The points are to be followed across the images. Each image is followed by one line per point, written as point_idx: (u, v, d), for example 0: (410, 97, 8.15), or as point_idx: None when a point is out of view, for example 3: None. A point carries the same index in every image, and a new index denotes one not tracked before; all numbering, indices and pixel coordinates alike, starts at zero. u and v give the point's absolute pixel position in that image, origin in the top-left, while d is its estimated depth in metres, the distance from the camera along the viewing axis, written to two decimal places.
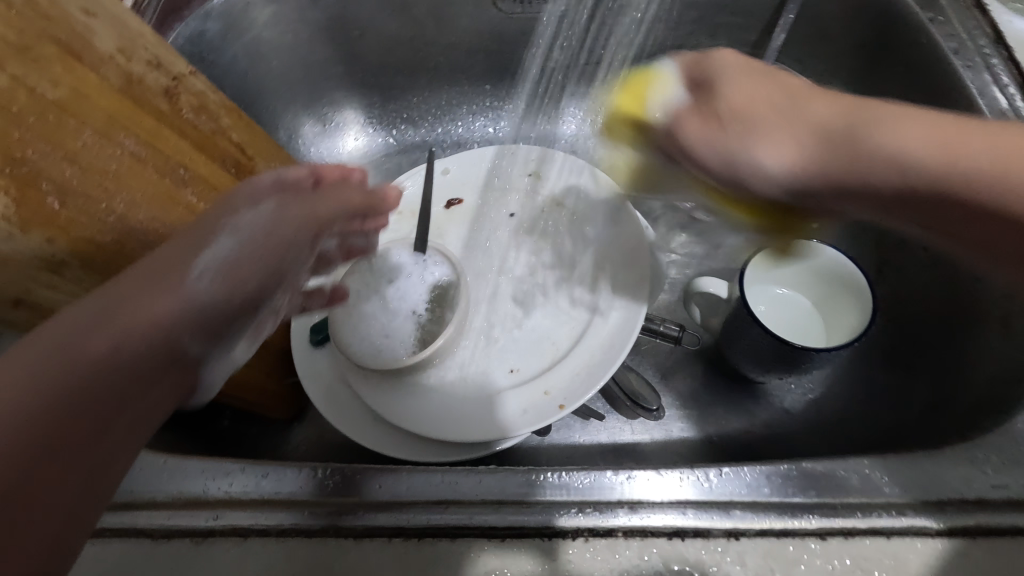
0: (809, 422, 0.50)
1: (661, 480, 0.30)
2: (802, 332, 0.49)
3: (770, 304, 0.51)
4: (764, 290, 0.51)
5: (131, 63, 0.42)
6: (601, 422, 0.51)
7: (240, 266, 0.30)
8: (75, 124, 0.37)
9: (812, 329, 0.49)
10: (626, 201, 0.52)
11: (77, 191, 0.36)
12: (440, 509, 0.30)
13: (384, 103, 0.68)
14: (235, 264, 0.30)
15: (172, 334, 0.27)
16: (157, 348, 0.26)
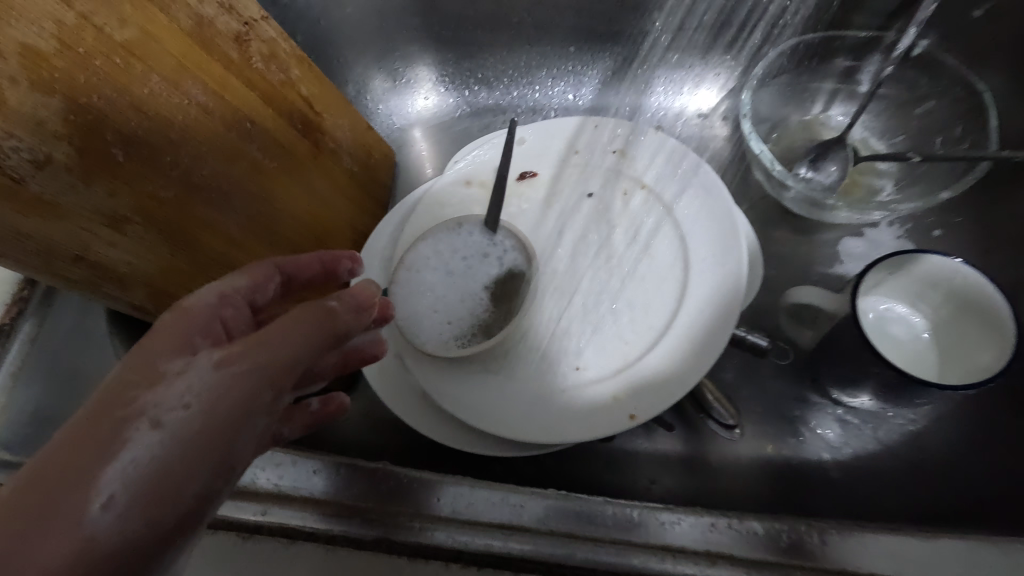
0: (905, 460, 0.44)
1: (738, 534, 0.30)
2: (915, 359, 0.43)
3: (881, 321, 0.45)
4: (876, 305, 0.45)
5: (203, 4, 0.38)
6: (669, 433, 0.47)
7: (167, 469, 0.23)
8: (143, 69, 0.33)
9: (926, 356, 0.43)
10: (723, 189, 0.46)
11: (141, 141, 0.34)
12: (502, 536, 0.28)
13: (459, 60, 0.63)
14: (157, 470, 0.23)
15: None
16: None
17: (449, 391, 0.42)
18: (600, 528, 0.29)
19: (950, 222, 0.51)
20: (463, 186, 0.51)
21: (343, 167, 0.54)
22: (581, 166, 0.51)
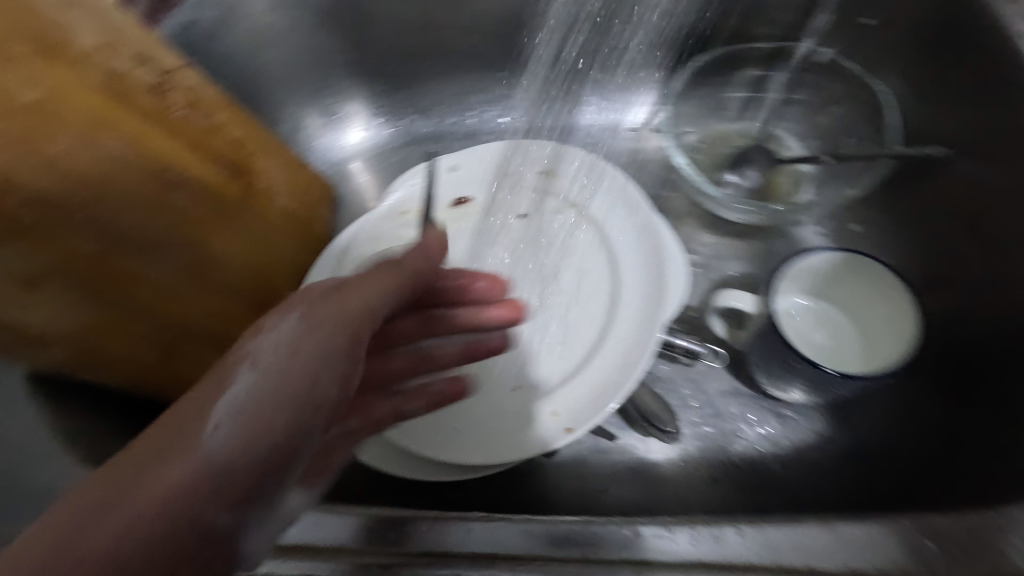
0: (838, 450, 0.46)
1: (714, 540, 0.29)
2: (836, 354, 0.46)
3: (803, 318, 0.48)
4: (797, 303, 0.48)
5: (118, 58, 0.40)
6: (613, 442, 0.48)
7: (260, 408, 0.29)
8: (55, 128, 0.34)
9: (846, 350, 0.46)
10: (646, 203, 0.48)
11: (56, 200, 0.34)
12: (439, 565, 0.30)
13: (393, 93, 0.64)
14: (255, 406, 0.29)
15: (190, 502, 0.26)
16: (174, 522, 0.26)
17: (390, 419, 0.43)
18: (579, 548, 0.29)
19: (868, 217, 0.53)
20: (399, 216, 0.52)
21: (278, 207, 0.54)
22: (512, 189, 0.52)
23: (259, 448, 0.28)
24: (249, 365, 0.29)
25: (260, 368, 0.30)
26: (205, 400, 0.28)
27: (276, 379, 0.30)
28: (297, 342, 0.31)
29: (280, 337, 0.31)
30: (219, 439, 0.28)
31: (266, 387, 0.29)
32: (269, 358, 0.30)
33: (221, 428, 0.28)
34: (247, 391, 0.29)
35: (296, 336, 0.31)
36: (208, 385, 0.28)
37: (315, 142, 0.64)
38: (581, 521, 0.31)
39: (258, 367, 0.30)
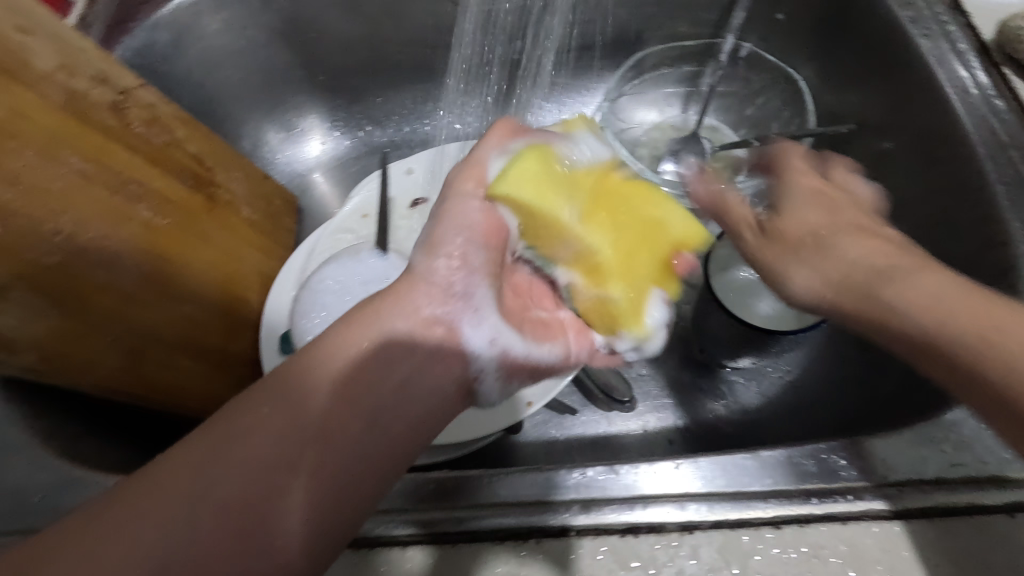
0: (784, 406, 0.49)
1: (661, 471, 0.30)
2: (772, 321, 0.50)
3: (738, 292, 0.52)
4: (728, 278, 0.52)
5: (74, 78, 0.42)
6: (576, 417, 0.51)
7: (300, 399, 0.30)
8: (15, 145, 0.36)
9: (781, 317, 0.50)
10: None
11: (20, 211, 0.35)
12: (407, 518, 0.31)
13: (348, 105, 0.67)
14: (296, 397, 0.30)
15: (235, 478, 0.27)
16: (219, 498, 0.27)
17: None
18: (515, 494, 0.30)
19: None
20: (360, 219, 0.55)
21: (242, 217, 0.56)
22: None
23: (346, 439, 0.30)
24: (324, 364, 0.31)
25: (332, 369, 0.31)
26: (273, 398, 0.29)
27: (349, 376, 0.31)
28: (370, 340, 0.32)
29: (338, 340, 0.32)
30: (303, 431, 0.29)
31: (354, 385, 0.31)
32: (351, 357, 0.31)
33: (302, 424, 0.29)
34: (323, 387, 0.30)
35: (364, 335, 0.32)
36: (292, 385, 0.30)
37: (276, 157, 0.66)
38: (510, 472, 0.31)
39: (328, 366, 0.31)
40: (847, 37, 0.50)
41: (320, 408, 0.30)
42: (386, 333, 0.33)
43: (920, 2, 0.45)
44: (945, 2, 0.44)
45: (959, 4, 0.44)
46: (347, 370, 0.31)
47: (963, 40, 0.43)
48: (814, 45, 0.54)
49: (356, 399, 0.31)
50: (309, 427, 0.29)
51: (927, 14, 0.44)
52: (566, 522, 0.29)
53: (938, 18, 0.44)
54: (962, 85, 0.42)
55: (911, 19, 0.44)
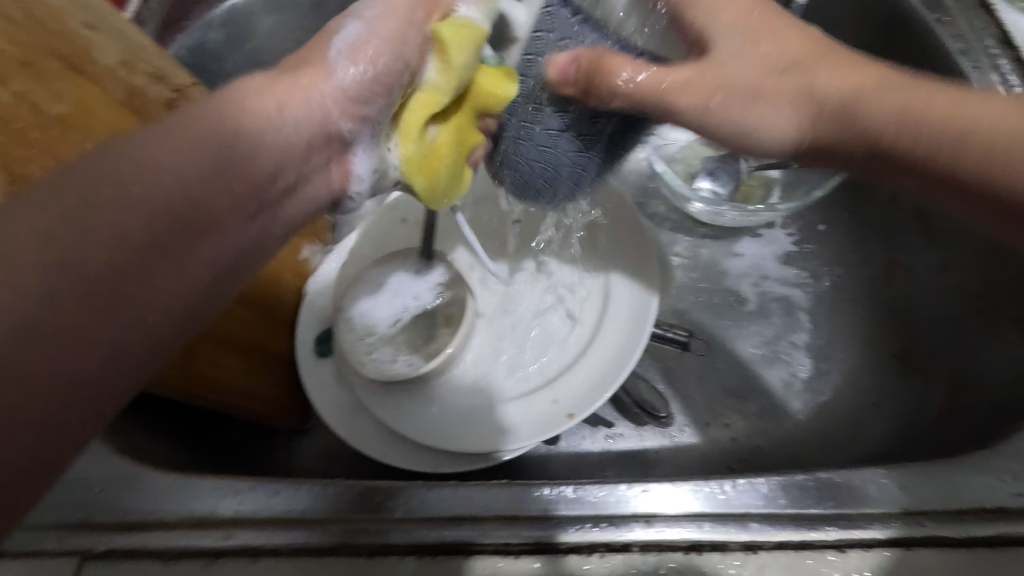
0: (819, 426, 0.50)
1: (676, 493, 0.30)
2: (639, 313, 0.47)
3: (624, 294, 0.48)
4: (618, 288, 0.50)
5: (134, 75, 0.39)
6: (610, 429, 0.51)
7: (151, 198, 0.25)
8: (79, 138, 0.35)
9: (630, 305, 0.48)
10: (639, 215, 0.51)
11: None
12: (454, 526, 0.30)
13: None
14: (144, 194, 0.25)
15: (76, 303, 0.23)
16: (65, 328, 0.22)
17: (397, 414, 0.45)
18: (568, 505, 0.30)
19: (833, 217, 0.56)
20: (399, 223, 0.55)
21: None
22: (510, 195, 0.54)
23: (155, 273, 0.25)
24: (131, 178, 0.25)
25: (143, 186, 0.25)
26: (53, 214, 0.23)
27: (167, 194, 0.25)
28: (195, 158, 0.27)
29: (151, 152, 0.26)
30: (90, 272, 0.23)
31: (170, 209, 0.25)
32: (169, 176, 0.25)
33: (100, 263, 0.23)
34: (130, 206, 0.24)
35: (187, 146, 0.26)
36: (92, 206, 0.23)
37: None
38: (569, 485, 0.31)
39: (136, 181, 0.25)
40: (894, 64, 0.51)
41: (121, 232, 0.24)
42: (204, 144, 0.27)
43: (970, 34, 0.45)
44: (995, 35, 0.45)
45: (1008, 37, 0.45)
46: (168, 187, 0.25)
47: (1012, 74, 0.43)
48: None
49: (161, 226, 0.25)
50: (108, 259, 0.23)
51: (976, 45, 0.45)
52: (617, 538, 0.29)
53: (988, 49, 0.44)
54: None
55: (961, 50, 0.45)
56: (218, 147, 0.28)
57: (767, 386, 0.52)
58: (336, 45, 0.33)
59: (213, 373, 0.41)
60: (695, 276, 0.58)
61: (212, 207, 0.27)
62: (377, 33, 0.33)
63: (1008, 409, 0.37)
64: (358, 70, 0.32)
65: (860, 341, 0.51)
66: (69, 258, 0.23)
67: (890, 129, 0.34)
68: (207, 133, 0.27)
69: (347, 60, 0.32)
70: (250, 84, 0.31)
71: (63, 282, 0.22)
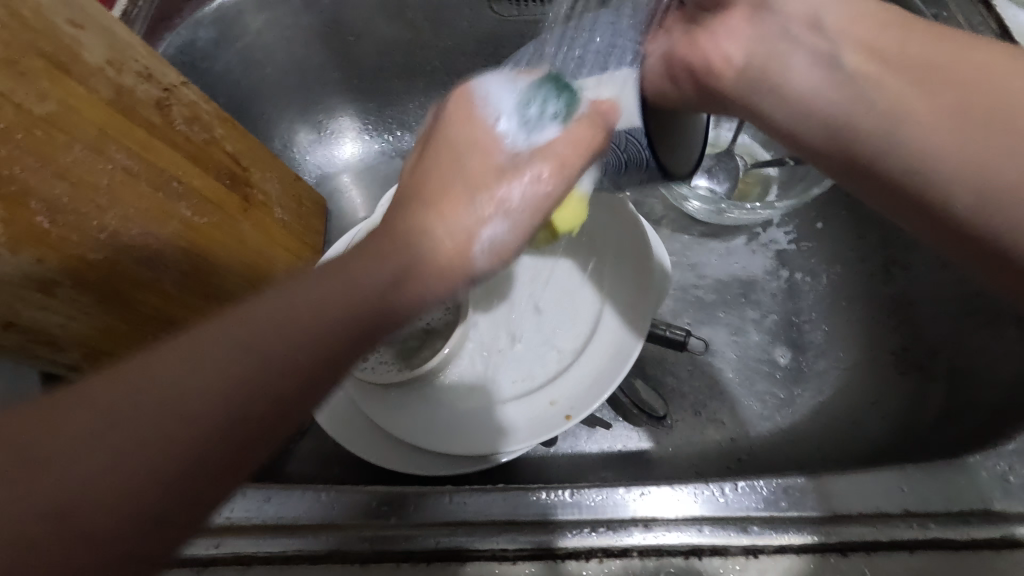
0: (819, 426, 0.49)
1: (675, 496, 0.29)
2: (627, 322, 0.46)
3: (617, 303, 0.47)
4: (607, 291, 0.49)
5: (122, 74, 0.38)
6: (608, 430, 0.51)
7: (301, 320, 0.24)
8: (64, 139, 0.34)
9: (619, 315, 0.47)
10: (637, 213, 0.50)
11: (68, 207, 0.34)
12: (449, 532, 0.29)
13: (380, 109, 0.66)
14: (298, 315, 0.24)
15: (222, 415, 0.22)
16: (207, 434, 0.22)
17: (392, 417, 0.44)
18: (564, 510, 0.29)
19: (831, 214, 0.56)
20: None
21: (276, 219, 0.54)
22: None
23: (276, 395, 0.23)
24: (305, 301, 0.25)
25: (316, 308, 0.25)
26: (233, 337, 0.23)
27: (325, 317, 0.25)
28: (376, 269, 0.26)
29: (333, 278, 0.26)
30: (232, 398, 0.22)
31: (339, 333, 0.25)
32: (340, 301, 0.25)
33: (259, 393, 0.23)
34: (290, 333, 0.24)
35: (368, 271, 0.26)
36: (250, 334, 0.24)
37: (306, 158, 0.66)
38: (565, 490, 0.30)
39: (316, 304, 0.25)
40: None
41: (270, 359, 0.23)
42: (392, 263, 0.27)
43: (968, 30, 0.45)
44: (993, 30, 0.44)
45: (1007, 33, 0.44)
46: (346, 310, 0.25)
47: None
48: None
49: (326, 351, 0.25)
50: (257, 386, 0.23)
51: None
52: (615, 543, 0.28)
53: None
54: None
55: None
56: (402, 270, 0.27)
57: (766, 386, 0.52)
58: (482, 238, 0.29)
59: None
60: (692, 275, 0.58)
61: (366, 328, 0.25)
62: (515, 229, 0.29)
63: (1009, 408, 0.37)
64: (484, 250, 0.29)
65: (859, 340, 0.51)
66: (226, 380, 0.22)
67: (950, 166, 0.31)
68: (404, 256, 0.27)
69: (488, 247, 0.29)
70: (489, 160, 0.29)
71: (221, 397, 0.22)
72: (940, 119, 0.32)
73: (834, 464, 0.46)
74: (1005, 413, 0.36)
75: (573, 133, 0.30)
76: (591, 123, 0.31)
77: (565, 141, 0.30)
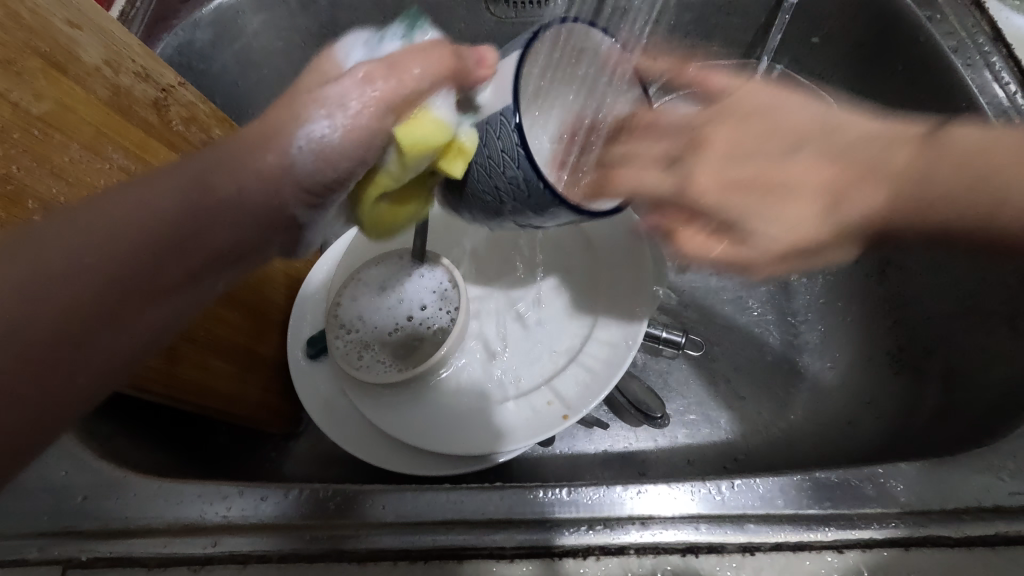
0: (815, 425, 0.49)
1: (672, 494, 0.29)
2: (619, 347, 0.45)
3: (609, 323, 0.46)
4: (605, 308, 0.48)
5: (119, 74, 0.38)
6: (605, 430, 0.51)
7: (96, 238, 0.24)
8: (61, 139, 0.34)
9: (611, 333, 0.46)
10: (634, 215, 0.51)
11: (64, 207, 0.34)
12: (447, 530, 0.29)
13: None
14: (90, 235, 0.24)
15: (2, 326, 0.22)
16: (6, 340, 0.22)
17: (389, 418, 0.44)
18: (561, 508, 0.30)
19: None
20: None
21: None
22: None
23: (158, 303, 0.25)
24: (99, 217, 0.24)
25: (118, 226, 0.24)
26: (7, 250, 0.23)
27: (182, 230, 0.25)
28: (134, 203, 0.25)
29: (141, 192, 0.25)
30: (87, 304, 0.24)
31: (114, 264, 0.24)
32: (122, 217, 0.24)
33: (48, 299, 0.23)
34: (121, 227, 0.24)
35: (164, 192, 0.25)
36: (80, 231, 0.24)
37: None
38: (563, 489, 0.30)
39: (107, 223, 0.24)
40: (885, 63, 0.51)
41: (149, 248, 0.25)
42: (170, 197, 0.25)
43: (961, 32, 0.45)
44: (987, 32, 0.45)
45: (1000, 35, 0.44)
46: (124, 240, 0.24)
47: (1005, 73, 0.43)
48: (848, 70, 0.54)
49: (127, 264, 0.24)
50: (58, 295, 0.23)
51: (969, 43, 0.45)
52: (612, 540, 0.28)
53: (980, 46, 0.44)
54: (1002, 110, 0.42)
55: (952, 48, 0.45)
56: (195, 197, 0.25)
57: (762, 386, 0.52)
58: (300, 137, 0.26)
59: (200, 377, 0.40)
60: (689, 275, 0.58)
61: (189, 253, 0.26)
62: (346, 131, 0.26)
63: (1001, 408, 0.37)
64: (307, 146, 0.26)
65: (854, 339, 0.51)
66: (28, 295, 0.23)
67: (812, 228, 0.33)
68: (186, 171, 0.26)
69: (306, 149, 0.26)
70: (237, 143, 0.27)
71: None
72: (812, 199, 0.33)
73: (830, 463, 0.46)
74: (997, 413, 0.37)
75: (433, 67, 0.26)
76: (456, 57, 0.27)
77: (422, 77, 0.26)
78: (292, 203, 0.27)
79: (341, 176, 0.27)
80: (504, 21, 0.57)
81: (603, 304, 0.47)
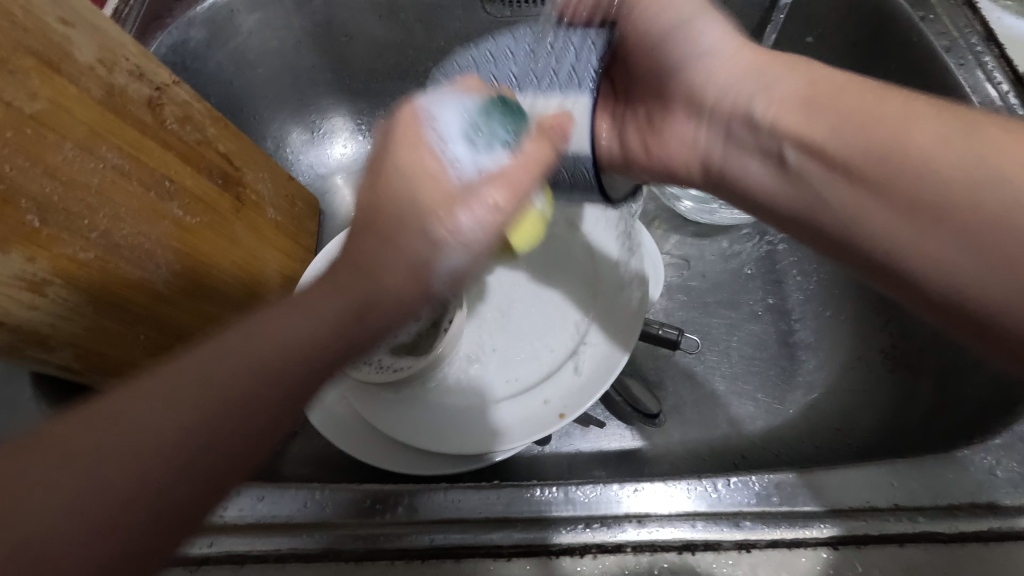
0: (812, 422, 0.50)
1: (668, 492, 0.30)
2: (616, 347, 0.45)
3: (607, 327, 0.46)
4: (606, 311, 0.47)
5: (113, 74, 0.38)
6: (601, 429, 0.51)
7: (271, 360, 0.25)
8: (55, 138, 0.34)
9: (611, 336, 0.46)
10: (633, 219, 0.51)
11: (58, 207, 0.34)
12: (444, 529, 0.29)
13: (373, 110, 0.65)
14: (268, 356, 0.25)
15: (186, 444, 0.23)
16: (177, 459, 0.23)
17: (385, 417, 0.44)
18: (556, 507, 0.30)
19: None
20: None
21: (268, 218, 0.53)
22: None
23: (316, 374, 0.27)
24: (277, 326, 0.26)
25: (285, 355, 0.26)
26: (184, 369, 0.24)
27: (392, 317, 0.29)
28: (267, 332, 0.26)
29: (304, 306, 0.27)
30: (244, 438, 0.25)
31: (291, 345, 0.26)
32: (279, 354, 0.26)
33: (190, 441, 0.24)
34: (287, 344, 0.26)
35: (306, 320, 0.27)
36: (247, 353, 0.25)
37: (297, 158, 0.65)
38: (559, 487, 0.30)
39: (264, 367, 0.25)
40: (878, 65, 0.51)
41: (297, 380, 0.26)
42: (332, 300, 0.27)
43: (954, 32, 0.45)
44: (980, 33, 0.45)
45: (992, 34, 0.45)
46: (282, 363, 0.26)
47: (997, 72, 0.43)
48: None
49: (299, 377, 0.26)
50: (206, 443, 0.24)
51: (961, 43, 0.45)
52: (611, 539, 0.29)
53: (972, 47, 0.45)
54: (995, 109, 0.42)
55: (945, 48, 0.45)
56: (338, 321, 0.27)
57: (758, 384, 0.53)
58: (466, 219, 0.28)
59: None
60: (684, 274, 0.58)
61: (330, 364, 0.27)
62: (487, 223, 0.29)
63: (996, 407, 0.37)
64: (479, 221, 0.28)
65: (848, 337, 0.52)
66: (182, 437, 0.23)
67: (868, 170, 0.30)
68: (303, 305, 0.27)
69: (476, 227, 0.28)
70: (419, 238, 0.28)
71: (191, 411, 0.24)
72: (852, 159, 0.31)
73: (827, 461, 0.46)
74: (990, 412, 0.37)
75: (536, 145, 0.31)
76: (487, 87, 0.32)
77: (534, 156, 0.30)
78: (421, 307, 0.30)
79: (433, 292, 0.30)
80: (499, 20, 0.57)
81: (604, 309, 0.47)
